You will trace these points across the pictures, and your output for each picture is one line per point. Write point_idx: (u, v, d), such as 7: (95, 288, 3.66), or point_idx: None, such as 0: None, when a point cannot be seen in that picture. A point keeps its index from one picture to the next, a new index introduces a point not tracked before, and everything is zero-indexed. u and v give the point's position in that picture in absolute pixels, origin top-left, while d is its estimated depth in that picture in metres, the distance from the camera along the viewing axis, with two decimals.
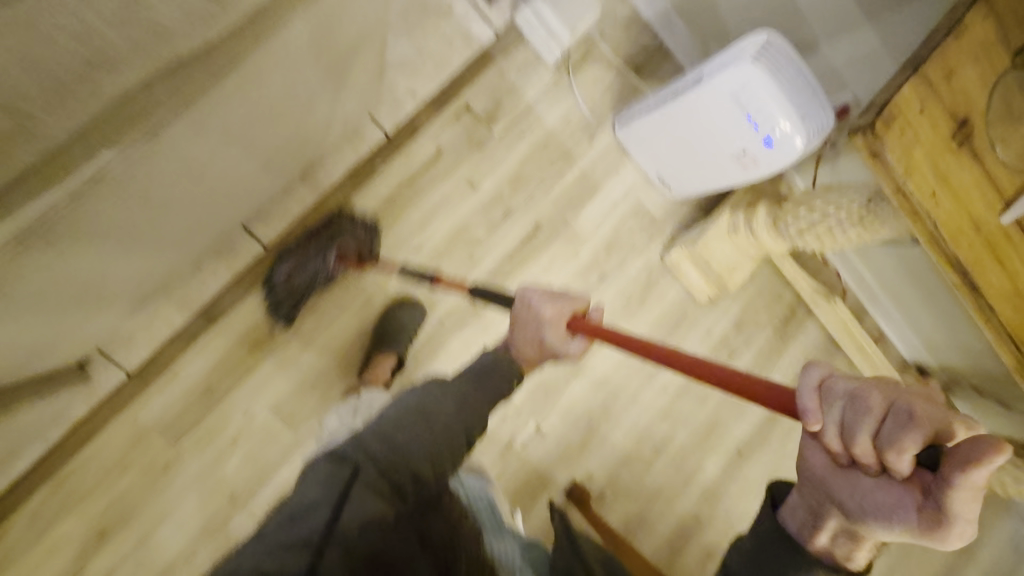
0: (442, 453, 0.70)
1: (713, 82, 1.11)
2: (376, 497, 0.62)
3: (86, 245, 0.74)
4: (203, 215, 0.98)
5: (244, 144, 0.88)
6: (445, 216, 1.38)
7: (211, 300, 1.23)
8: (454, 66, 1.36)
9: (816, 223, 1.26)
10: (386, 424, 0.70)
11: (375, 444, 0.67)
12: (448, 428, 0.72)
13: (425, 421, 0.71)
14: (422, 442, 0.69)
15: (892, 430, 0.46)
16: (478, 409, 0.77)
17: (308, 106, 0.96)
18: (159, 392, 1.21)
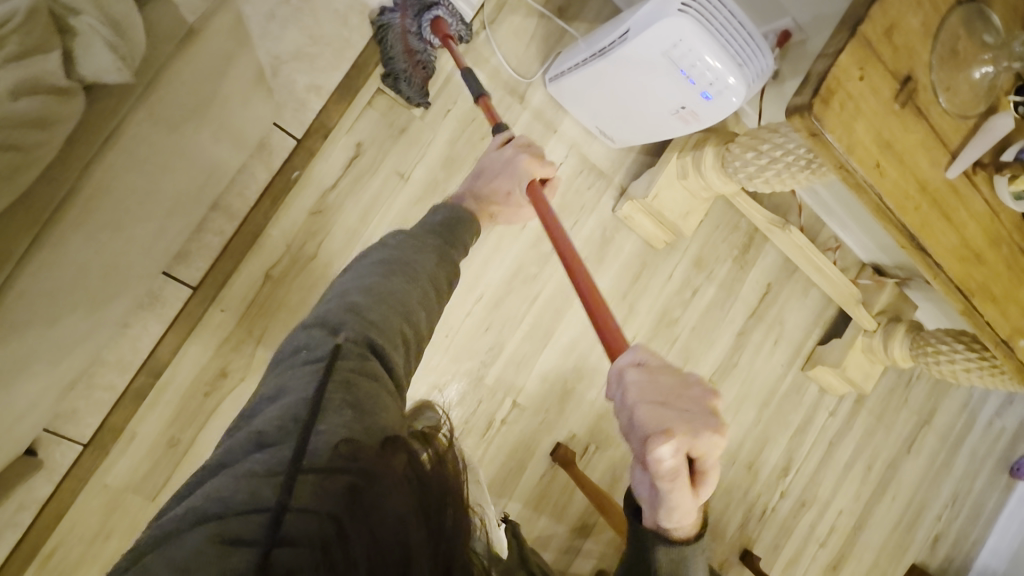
0: (427, 309, 0.76)
1: (641, 39, 1.00)
2: (359, 375, 0.60)
3: (26, 391, 0.80)
4: (115, 279, 0.88)
5: (182, 217, 0.98)
6: (379, 216, 1.28)
7: (149, 353, 1.17)
8: (355, 48, 1.22)
9: (766, 168, 1.20)
10: (372, 281, 0.74)
11: (367, 308, 0.70)
12: (429, 282, 0.78)
13: (399, 284, 0.75)
14: (407, 300, 0.73)
15: (637, 416, 0.59)
16: (450, 257, 0.85)
17: (181, 156, 0.87)
18: (121, 456, 1.17)
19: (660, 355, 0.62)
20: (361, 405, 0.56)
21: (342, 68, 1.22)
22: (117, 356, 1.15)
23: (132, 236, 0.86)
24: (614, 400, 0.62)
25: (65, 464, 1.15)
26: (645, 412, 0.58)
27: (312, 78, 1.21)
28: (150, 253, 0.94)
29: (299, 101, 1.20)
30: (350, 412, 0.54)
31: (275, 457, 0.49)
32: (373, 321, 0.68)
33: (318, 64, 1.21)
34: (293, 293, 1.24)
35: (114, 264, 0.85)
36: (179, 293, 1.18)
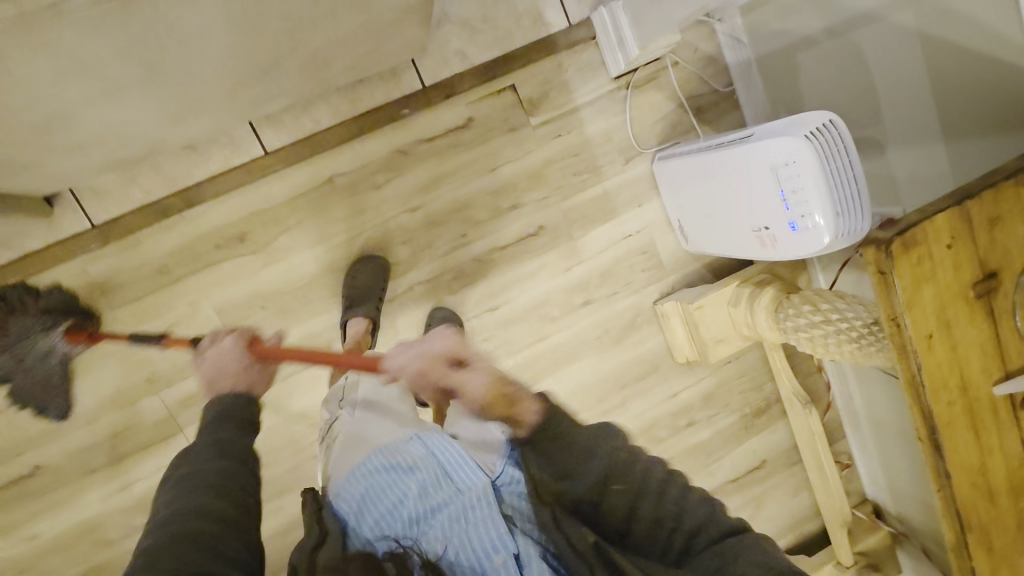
0: (217, 541, 0.58)
1: (761, 146, 1.04)
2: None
3: (113, 109, 0.84)
4: (250, 74, 0.94)
5: (319, 69, 1.05)
6: (450, 187, 1.33)
7: (195, 183, 1.21)
8: (513, 42, 1.31)
9: (817, 325, 1.17)
10: (193, 477, 0.64)
11: (184, 509, 0.60)
12: (197, 514, 0.60)
13: (167, 544, 0.57)
14: (181, 552, 0.56)
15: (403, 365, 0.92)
16: (238, 467, 0.67)
17: (358, 17, 0.94)
18: (115, 255, 1.19)
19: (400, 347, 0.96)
20: None
21: (494, 53, 1.31)
22: (169, 169, 1.20)
23: (286, 49, 0.92)
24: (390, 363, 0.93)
25: (67, 232, 1.18)
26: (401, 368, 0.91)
27: (465, 46, 1.29)
28: (280, 75, 1.00)
29: (444, 58, 1.29)
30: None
31: None
32: (173, 526, 0.58)
33: (478, 38, 1.29)
34: (343, 207, 1.28)
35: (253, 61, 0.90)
36: (252, 149, 1.23)
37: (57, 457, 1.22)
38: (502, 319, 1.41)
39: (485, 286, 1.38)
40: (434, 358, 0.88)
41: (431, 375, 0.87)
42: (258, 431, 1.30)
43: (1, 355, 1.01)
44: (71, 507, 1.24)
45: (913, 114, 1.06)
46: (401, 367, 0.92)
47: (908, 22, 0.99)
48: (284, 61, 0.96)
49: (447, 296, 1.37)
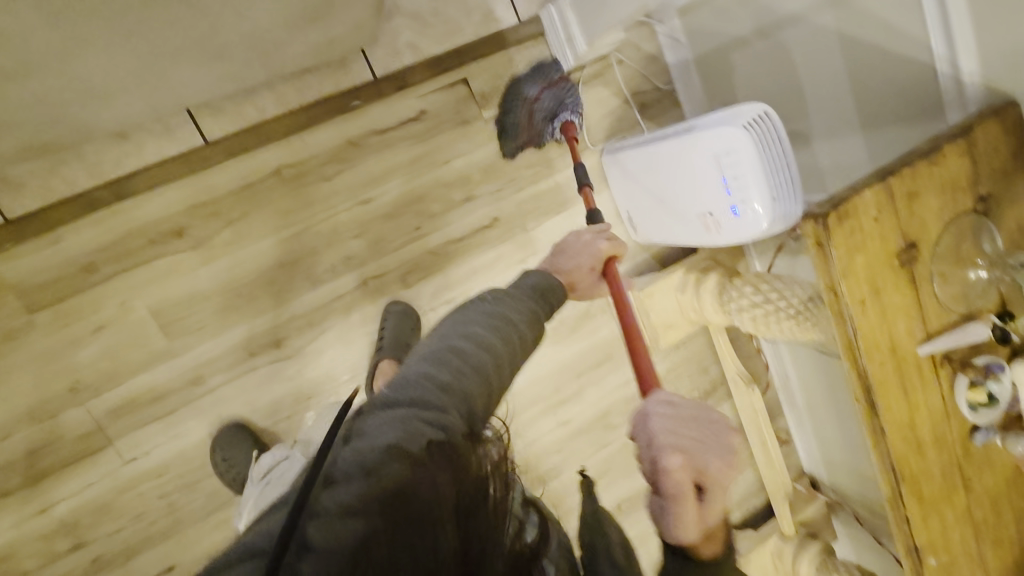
0: (503, 373, 0.66)
1: (703, 135, 1.11)
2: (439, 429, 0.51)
3: (39, 85, 0.78)
4: (193, 54, 0.89)
5: (268, 53, 1.01)
6: (403, 179, 1.32)
7: (127, 174, 1.13)
8: (464, 36, 1.32)
9: (757, 305, 1.24)
10: (472, 341, 0.65)
11: (448, 359, 0.62)
12: (493, 351, 0.66)
13: (475, 347, 0.65)
14: (474, 364, 0.63)
15: (569, 253, 0.95)
16: (520, 325, 0.72)
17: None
18: (34, 251, 1.09)
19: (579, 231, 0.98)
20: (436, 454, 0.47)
21: (445, 46, 1.32)
22: (96, 159, 1.11)
23: (234, 28, 0.88)
24: (585, 236, 0.97)
25: None
26: (571, 260, 0.94)
27: (416, 38, 1.29)
28: (225, 56, 0.95)
29: (395, 49, 1.28)
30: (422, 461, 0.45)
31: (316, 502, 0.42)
32: (447, 384, 0.59)
33: (428, 31, 1.30)
34: (290, 199, 1.24)
35: (198, 39, 0.86)
36: (190, 139, 1.16)
37: None
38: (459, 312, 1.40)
39: (441, 279, 1.38)
40: (586, 264, 0.95)
41: (578, 257, 0.95)
42: (201, 439, 1.22)
43: None
44: None
45: (833, 109, 1.16)
46: (576, 242, 0.96)
47: (828, 24, 1.08)
48: (230, 42, 0.92)
49: (401, 291, 1.34)
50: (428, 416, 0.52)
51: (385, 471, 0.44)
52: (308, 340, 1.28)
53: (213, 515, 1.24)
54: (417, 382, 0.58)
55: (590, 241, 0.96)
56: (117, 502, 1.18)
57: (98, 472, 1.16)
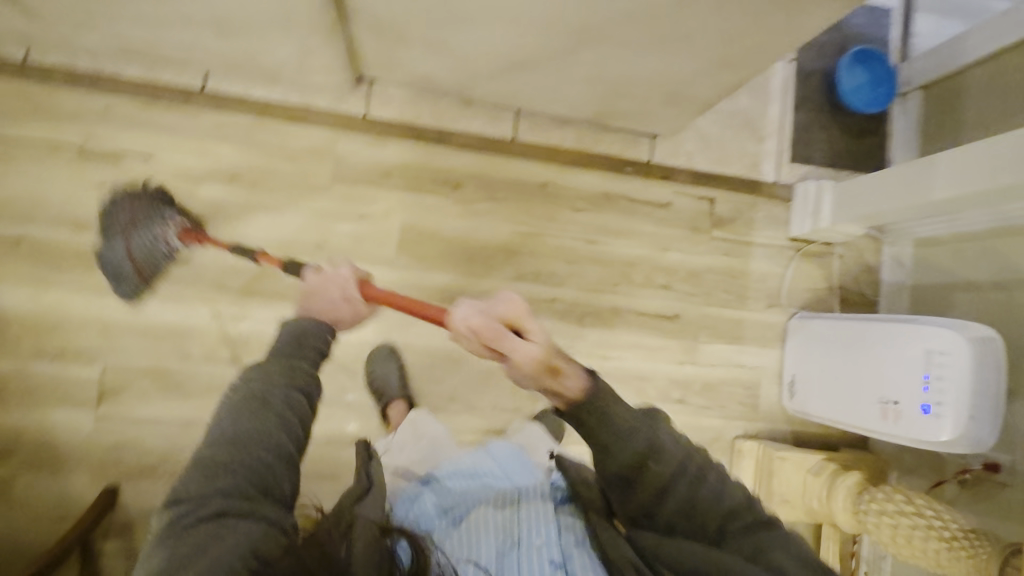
0: (300, 420, 0.77)
1: (921, 329, 1.18)
2: (219, 521, 0.65)
3: (493, 40, 1.09)
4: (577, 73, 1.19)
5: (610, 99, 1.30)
6: (627, 242, 1.51)
7: (453, 129, 1.44)
8: (730, 169, 1.56)
9: (904, 513, 1.21)
10: (227, 434, 0.71)
11: (203, 473, 0.68)
12: (266, 426, 0.73)
13: (252, 426, 0.72)
14: (267, 443, 0.72)
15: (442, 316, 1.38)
16: (301, 359, 0.84)
17: (676, 82, 1.20)
18: (363, 143, 1.40)
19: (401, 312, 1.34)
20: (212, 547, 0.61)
21: (713, 168, 1.56)
22: (442, 109, 1.44)
23: (616, 72, 1.18)
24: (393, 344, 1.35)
25: (344, 107, 1.40)
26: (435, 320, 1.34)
27: (696, 151, 1.55)
28: (588, 86, 1.25)
29: (676, 151, 1.54)
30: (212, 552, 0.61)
31: None
32: (195, 492, 0.67)
33: (707, 151, 1.55)
34: (541, 209, 1.48)
35: (592, 65, 1.16)
36: (506, 130, 1.47)
37: (208, 261, 1.33)
38: (606, 370, 1.48)
39: (611, 335, 1.49)
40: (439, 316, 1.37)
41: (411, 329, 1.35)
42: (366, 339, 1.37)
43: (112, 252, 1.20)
44: (185, 307, 1.31)
45: None
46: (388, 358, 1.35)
47: None
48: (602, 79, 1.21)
49: (574, 324, 1.48)
50: (201, 510, 0.65)
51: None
52: None
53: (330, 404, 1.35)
54: (171, 511, 0.67)
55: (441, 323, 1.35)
56: None
57: (285, 315, 1.35)
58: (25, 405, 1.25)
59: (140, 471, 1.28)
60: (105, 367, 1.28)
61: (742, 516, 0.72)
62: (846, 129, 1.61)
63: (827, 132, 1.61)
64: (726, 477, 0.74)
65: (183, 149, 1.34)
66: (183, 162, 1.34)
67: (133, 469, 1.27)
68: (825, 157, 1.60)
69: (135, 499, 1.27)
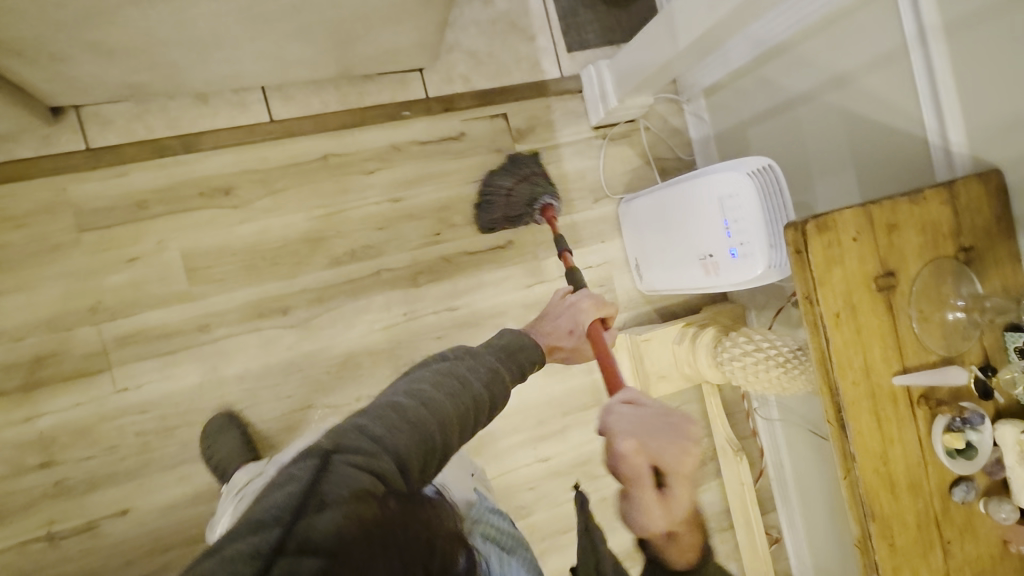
0: (467, 419, 0.70)
1: (710, 179, 1.19)
2: (375, 475, 0.53)
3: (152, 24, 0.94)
4: (279, 31, 1.07)
5: (339, 45, 1.19)
6: (434, 187, 1.44)
7: (197, 131, 1.28)
8: (511, 79, 1.50)
9: (749, 353, 1.23)
10: (417, 391, 0.68)
11: (383, 413, 0.64)
12: (433, 410, 0.66)
13: (416, 404, 0.66)
14: (436, 411, 0.66)
15: (581, 315, 1.04)
16: (497, 385, 0.78)
17: (389, 9, 1.10)
18: (99, 180, 1.23)
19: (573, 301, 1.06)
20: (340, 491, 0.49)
21: (494, 83, 1.49)
22: (176, 113, 1.27)
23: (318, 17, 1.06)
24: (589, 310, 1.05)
25: (57, 148, 1.21)
26: (546, 329, 1.00)
27: (470, 71, 1.46)
28: (304, 40, 1.13)
29: (450, 77, 1.45)
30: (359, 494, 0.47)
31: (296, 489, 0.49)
32: (382, 436, 0.60)
33: (482, 67, 1.47)
34: (331, 184, 1.37)
35: (287, 18, 1.03)
36: (259, 114, 1.32)
37: None
38: (459, 320, 1.44)
39: (451, 285, 1.44)
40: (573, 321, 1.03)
41: (574, 308, 1.04)
42: (190, 384, 1.26)
43: (521, 207, 1.36)
44: None
45: (837, 181, 1.24)
46: (579, 315, 1.04)
47: (838, 102, 1.19)
48: (310, 28, 1.09)
49: (409, 288, 1.41)
50: (358, 447, 0.57)
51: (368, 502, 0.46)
52: (314, 315, 1.35)
53: (179, 464, 1.24)
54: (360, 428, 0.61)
55: (580, 319, 1.03)
56: (95, 428, 1.21)
57: (86, 394, 1.20)
58: None
59: None
60: None
61: None
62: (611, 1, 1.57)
63: (594, 10, 1.56)
64: None
65: None
66: None
67: None
68: (600, 35, 1.56)
69: None
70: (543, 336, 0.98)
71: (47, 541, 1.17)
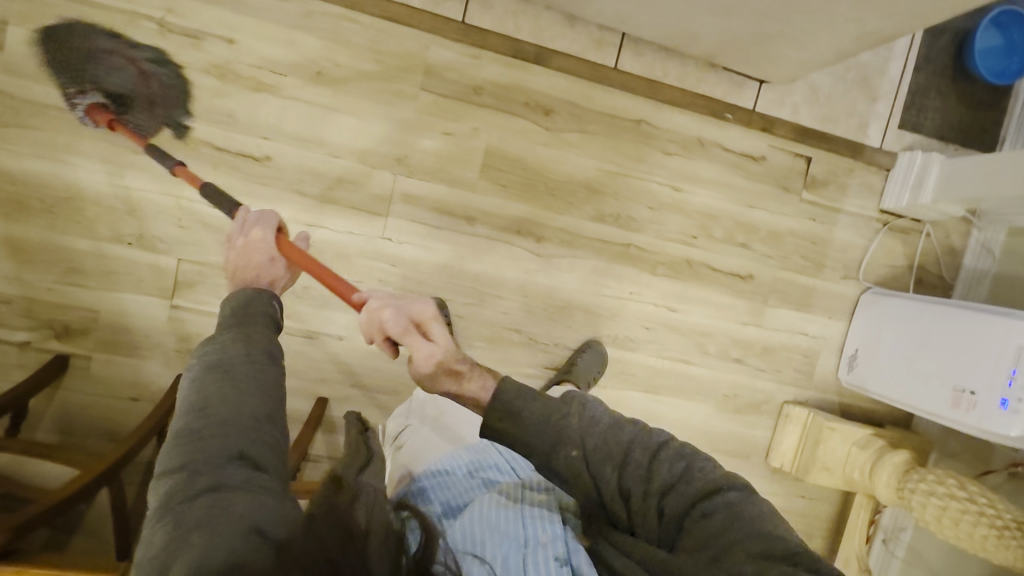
0: (264, 369, 0.69)
1: (1018, 322, 1.14)
2: (215, 498, 0.57)
3: None
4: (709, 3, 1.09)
5: (733, 35, 1.19)
6: (713, 194, 1.45)
7: (552, 48, 1.33)
8: (834, 129, 1.46)
9: (954, 499, 1.22)
10: (194, 411, 0.64)
11: (182, 432, 0.62)
12: (226, 399, 0.64)
13: (219, 393, 0.64)
14: (238, 406, 0.64)
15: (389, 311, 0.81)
16: (263, 334, 0.73)
17: (813, 27, 1.09)
18: (456, 53, 1.30)
19: (370, 307, 0.82)
20: (206, 529, 0.54)
21: (816, 126, 1.46)
22: (543, 25, 1.32)
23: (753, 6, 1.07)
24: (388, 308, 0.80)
25: (439, 10, 1.29)
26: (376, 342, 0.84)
27: (801, 105, 1.44)
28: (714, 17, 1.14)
29: (781, 102, 1.44)
30: (202, 543, 0.53)
31: (194, 514, 0.56)
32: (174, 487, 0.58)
33: (814, 106, 1.45)
34: (632, 149, 1.40)
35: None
36: (607, 57, 1.36)
37: (287, 161, 1.27)
38: (670, 322, 1.47)
39: (680, 287, 1.46)
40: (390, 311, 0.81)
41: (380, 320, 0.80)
42: (438, 262, 1.35)
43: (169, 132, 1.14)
44: (261, 207, 1.27)
45: None
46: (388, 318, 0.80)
47: None
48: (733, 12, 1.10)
49: (646, 272, 1.44)
50: (190, 485, 0.58)
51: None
52: (559, 255, 1.40)
53: None
54: (161, 490, 0.59)
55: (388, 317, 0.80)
56: (353, 259, 1.32)
57: (359, 228, 1.31)
58: (102, 286, 1.25)
59: None
60: (180, 258, 1.26)
61: (748, 541, 0.61)
62: (964, 99, 1.50)
63: (943, 100, 1.49)
64: (741, 508, 0.65)
65: (265, 36, 1.24)
66: (265, 50, 1.24)
67: None
68: (936, 127, 1.50)
69: None
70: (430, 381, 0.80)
71: None
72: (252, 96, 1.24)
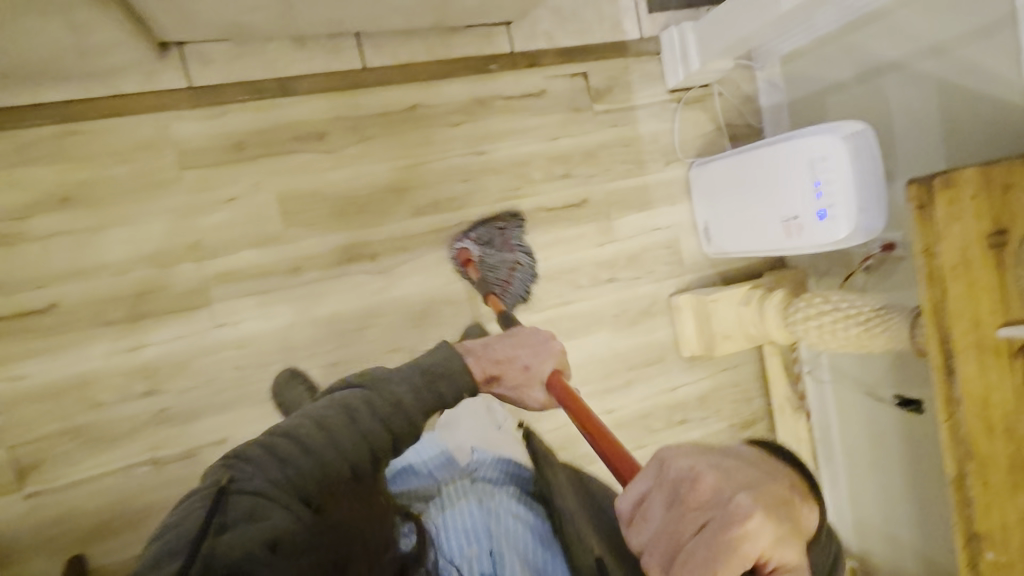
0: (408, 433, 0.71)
1: (803, 141, 1.22)
2: (296, 477, 0.61)
3: None
4: None
5: None
6: (515, 142, 1.46)
7: (293, 75, 1.29)
8: (593, 38, 1.51)
9: (825, 312, 1.30)
10: (350, 403, 0.70)
11: (330, 415, 0.67)
12: (382, 417, 0.69)
13: (386, 404, 0.71)
14: (385, 430, 0.69)
15: None
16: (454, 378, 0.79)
17: None
18: (200, 120, 1.24)
19: None
20: (269, 490, 0.58)
21: (576, 41, 1.50)
22: (274, 57, 1.28)
23: None
24: None
25: (160, 85, 1.22)
26: None
27: (553, 29, 1.48)
28: None
29: (534, 34, 1.46)
30: (275, 516, 0.55)
31: (272, 479, 0.59)
32: (312, 446, 0.63)
33: (566, 25, 1.49)
34: (420, 136, 1.39)
35: None
36: (352, 61, 1.34)
37: (76, 299, 1.19)
38: (534, 275, 1.48)
39: (527, 239, 1.47)
40: None
41: None
42: (283, 324, 1.30)
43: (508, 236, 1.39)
44: (70, 356, 1.18)
45: (922, 150, 1.26)
46: None
47: (931, 72, 1.21)
48: None
49: None
50: (283, 448, 0.63)
51: (249, 536, 0.52)
52: (399, 263, 1.38)
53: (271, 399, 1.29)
54: (301, 431, 0.65)
55: None
56: (194, 361, 1.25)
57: (186, 328, 1.24)
58: None
59: (96, 532, 1.20)
60: (10, 444, 1.16)
61: None
62: None
63: None
64: None
65: None
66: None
67: (86, 533, 1.20)
68: None
69: (103, 560, 1.21)
70: (741, 484, 0.53)
71: (151, 466, 1.23)
72: (3, 253, 1.15)
